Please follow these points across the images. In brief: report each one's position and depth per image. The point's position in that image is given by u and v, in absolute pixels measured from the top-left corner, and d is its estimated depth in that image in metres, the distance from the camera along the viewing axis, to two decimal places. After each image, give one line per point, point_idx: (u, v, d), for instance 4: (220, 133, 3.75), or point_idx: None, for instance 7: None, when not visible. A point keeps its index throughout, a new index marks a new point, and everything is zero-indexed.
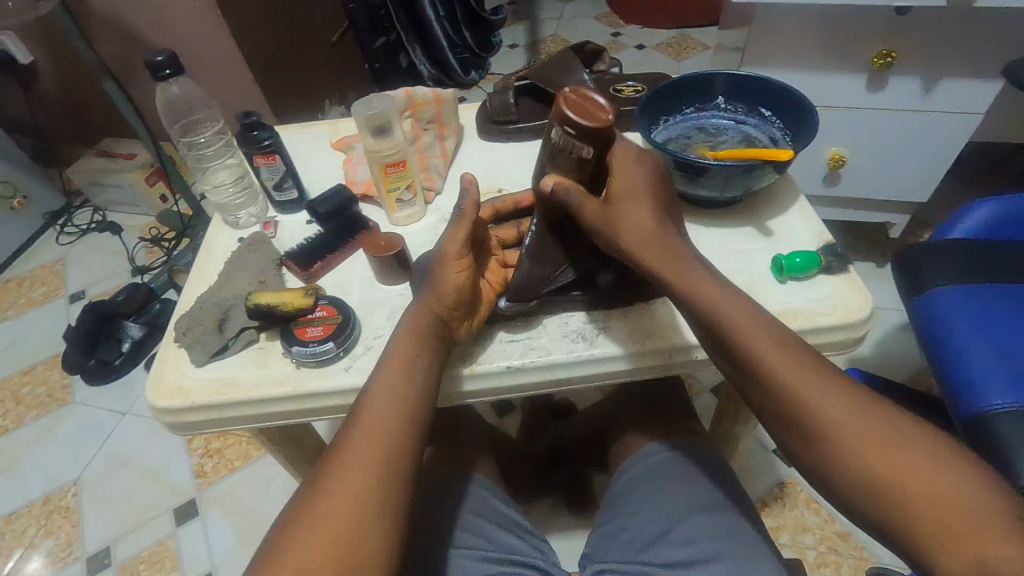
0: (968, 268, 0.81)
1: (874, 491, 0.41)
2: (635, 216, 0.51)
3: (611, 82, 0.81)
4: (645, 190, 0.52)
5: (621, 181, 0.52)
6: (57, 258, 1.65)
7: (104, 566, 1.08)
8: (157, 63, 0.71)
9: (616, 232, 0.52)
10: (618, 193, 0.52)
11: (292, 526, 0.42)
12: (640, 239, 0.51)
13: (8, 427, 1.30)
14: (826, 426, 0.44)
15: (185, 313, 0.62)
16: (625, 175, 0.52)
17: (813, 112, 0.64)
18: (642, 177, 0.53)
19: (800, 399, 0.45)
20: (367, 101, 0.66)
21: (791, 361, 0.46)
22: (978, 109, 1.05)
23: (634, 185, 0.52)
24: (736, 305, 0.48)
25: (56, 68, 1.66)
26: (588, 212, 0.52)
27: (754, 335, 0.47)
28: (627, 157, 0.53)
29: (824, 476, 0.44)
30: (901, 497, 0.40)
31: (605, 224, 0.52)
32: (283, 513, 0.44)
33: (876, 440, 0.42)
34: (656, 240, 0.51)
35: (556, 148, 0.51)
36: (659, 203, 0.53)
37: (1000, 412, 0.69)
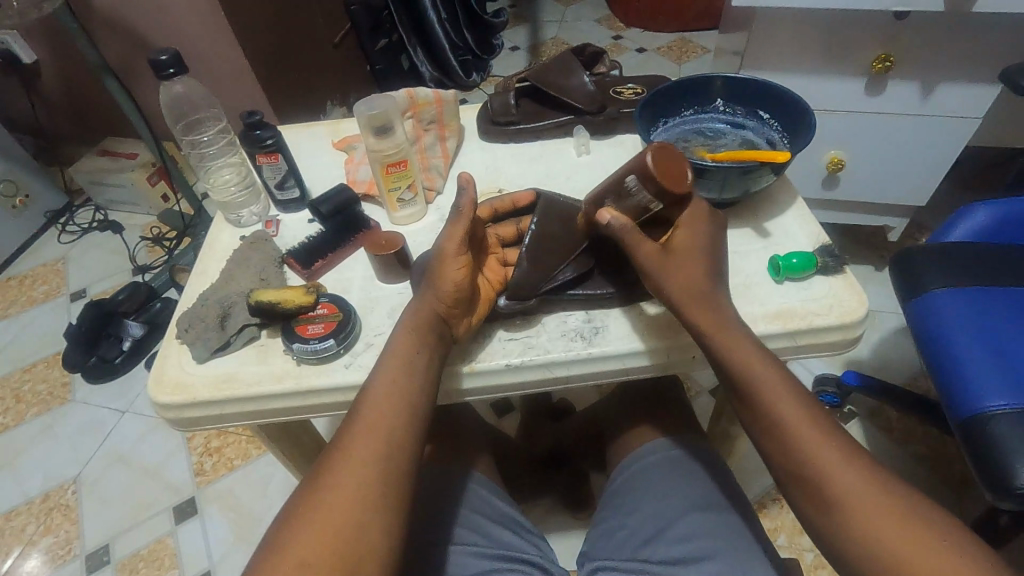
0: (965, 271, 0.82)
1: (853, 522, 0.44)
2: (687, 268, 0.53)
3: (611, 85, 0.82)
4: (705, 254, 0.54)
5: (682, 235, 0.54)
6: (58, 256, 1.66)
7: (103, 563, 1.09)
8: (162, 63, 0.72)
9: (664, 274, 0.52)
10: (676, 243, 0.54)
11: (296, 518, 0.43)
12: (685, 289, 0.52)
13: (9, 424, 1.30)
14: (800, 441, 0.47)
15: (186, 310, 0.63)
16: (688, 229, 0.55)
17: (811, 114, 0.64)
18: (699, 235, 0.55)
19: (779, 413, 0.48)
20: (369, 101, 0.66)
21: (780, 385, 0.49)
22: (975, 114, 1.06)
23: (693, 242, 0.54)
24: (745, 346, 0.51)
25: (59, 66, 1.66)
26: (642, 255, 0.53)
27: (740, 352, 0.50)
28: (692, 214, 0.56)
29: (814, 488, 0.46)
30: (875, 532, 0.43)
31: (658, 265, 0.52)
32: (285, 507, 0.44)
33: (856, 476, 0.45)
34: (701, 292, 0.52)
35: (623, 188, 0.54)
36: (711, 256, 0.55)
37: (997, 413, 0.69)
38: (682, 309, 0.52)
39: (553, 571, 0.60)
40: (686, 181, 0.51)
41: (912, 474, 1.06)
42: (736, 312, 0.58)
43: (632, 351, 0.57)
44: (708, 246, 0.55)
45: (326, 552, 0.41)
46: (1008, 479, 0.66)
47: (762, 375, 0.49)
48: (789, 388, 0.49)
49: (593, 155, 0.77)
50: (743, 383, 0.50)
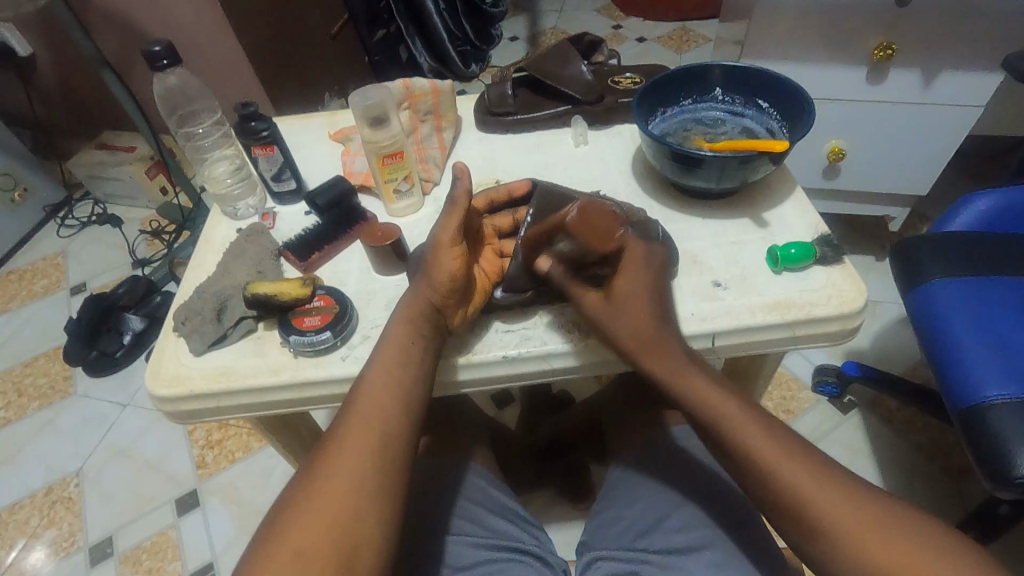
0: (965, 261, 0.81)
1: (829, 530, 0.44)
2: (634, 317, 0.53)
3: (609, 74, 0.81)
4: (649, 297, 0.53)
5: (625, 279, 0.53)
6: (57, 250, 1.66)
7: (106, 556, 1.09)
8: (155, 54, 0.71)
9: (612, 322, 0.53)
10: (618, 290, 0.53)
11: (290, 509, 0.43)
12: (636, 339, 0.52)
13: (10, 418, 1.31)
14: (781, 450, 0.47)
15: (183, 303, 0.62)
16: (629, 274, 0.53)
17: (810, 103, 0.64)
18: (643, 277, 0.54)
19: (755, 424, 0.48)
20: (364, 92, 0.66)
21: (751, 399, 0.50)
22: (977, 102, 1.05)
23: (635, 288, 0.53)
24: (703, 378, 0.51)
25: (55, 59, 1.65)
26: (587, 306, 0.54)
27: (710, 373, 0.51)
28: (635, 258, 0.54)
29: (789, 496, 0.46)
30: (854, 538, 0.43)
31: (603, 313, 0.53)
32: (280, 499, 0.44)
33: (826, 486, 0.45)
34: (650, 339, 0.52)
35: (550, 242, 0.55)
36: (658, 293, 0.54)
37: (996, 403, 0.69)
38: (639, 357, 0.53)
39: (551, 560, 0.60)
40: (609, 239, 0.53)
41: (911, 464, 1.06)
42: (734, 304, 0.57)
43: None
44: (655, 286, 0.54)
45: (321, 541, 0.41)
46: (1005, 469, 0.66)
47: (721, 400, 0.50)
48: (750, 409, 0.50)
49: (591, 145, 0.76)
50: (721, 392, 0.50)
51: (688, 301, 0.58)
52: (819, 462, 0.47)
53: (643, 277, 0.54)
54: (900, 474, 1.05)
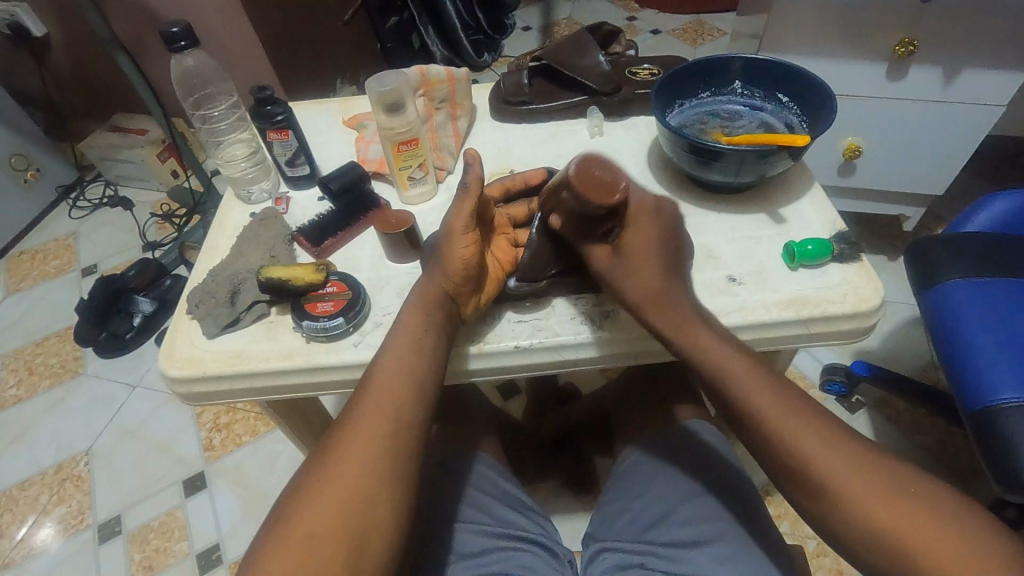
0: (982, 262, 0.80)
1: (857, 518, 0.43)
2: (644, 272, 0.53)
3: (626, 65, 0.80)
4: (656, 250, 0.54)
5: (633, 234, 0.54)
6: (69, 232, 1.67)
7: (115, 534, 1.11)
8: (172, 35, 0.70)
9: (624, 277, 0.53)
10: (629, 245, 0.53)
11: (303, 491, 0.43)
12: (645, 297, 0.52)
13: (22, 396, 1.33)
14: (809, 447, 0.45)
15: (197, 285, 0.63)
16: (637, 228, 0.54)
17: (831, 98, 0.63)
18: (653, 231, 0.54)
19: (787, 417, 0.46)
20: (380, 78, 0.65)
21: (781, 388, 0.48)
22: (999, 101, 1.03)
23: (645, 245, 0.53)
24: (726, 352, 0.50)
25: (69, 40, 1.66)
26: (596, 258, 0.55)
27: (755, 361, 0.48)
28: (644, 210, 0.54)
29: (818, 482, 0.44)
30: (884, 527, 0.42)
31: (614, 270, 0.54)
32: (293, 481, 0.45)
33: (857, 471, 0.44)
34: (661, 294, 0.52)
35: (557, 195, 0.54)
36: (667, 249, 0.54)
37: (1008, 406, 0.69)
38: (642, 313, 0.52)
39: (558, 550, 0.60)
40: (612, 196, 0.49)
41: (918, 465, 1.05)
42: (748, 298, 0.57)
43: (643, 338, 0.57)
44: (665, 238, 0.55)
45: (334, 524, 0.41)
46: (1016, 472, 0.65)
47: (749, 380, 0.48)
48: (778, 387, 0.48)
49: (606, 137, 0.76)
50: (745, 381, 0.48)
51: (702, 296, 0.58)
52: (854, 445, 0.45)
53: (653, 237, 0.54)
54: None
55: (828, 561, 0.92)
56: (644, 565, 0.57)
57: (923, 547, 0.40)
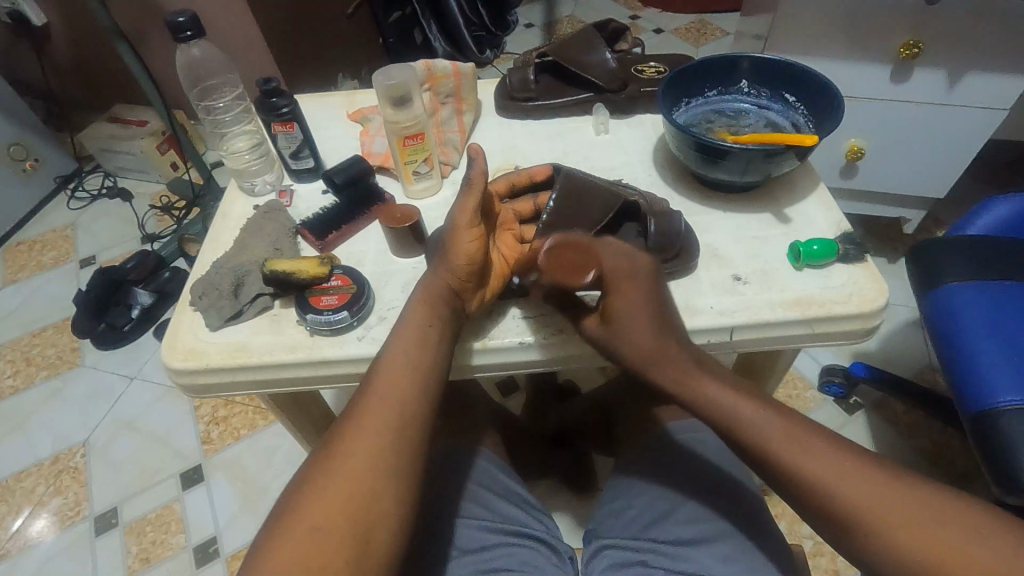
0: (985, 265, 0.81)
1: (860, 523, 0.43)
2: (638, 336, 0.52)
3: (633, 63, 0.80)
4: (645, 314, 0.52)
5: (618, 302, 0.52)
6: (67, 222, 1.66)
7: (111, 526, 1.11)
8: (179, 24, 0.70)
9: (618, 344, 0.53)
10: (614, 312, 0.52)
11: (308, 484, 0.43)
12: (645, 355, 0.52)
13: (19, 386, 1.32)
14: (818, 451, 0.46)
15: (200, 277, 0.62)
16: (623, 295, 0.52)
17: (839, 98, 0.63)
18: (637, 296, 0.52)
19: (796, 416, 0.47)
20: (387, 71, 0.65)
21: None
22: (1002, 105, 1.03)
23: (632, 312, 0.51)
24: None
25: (70, 29, 1.65)
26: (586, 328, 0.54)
27: None
28: (628, 275, 0.52)
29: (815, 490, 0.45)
30: (893, 533, 0.42)
31: (604, 335, 0.53)
32: (298, 474, 0.45)
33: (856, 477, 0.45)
34: (657, 356, 0.52)
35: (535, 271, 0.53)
36: (659, 307, 0.53)
37: (1007, 409, 0.69)
38: (646, 371, 0.53)
39: (560, 547, 0.60)
40: (581, 278, 0.50)
41: (915, 467, 1.06)
42: (753, 297, 0.57)
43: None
44: (656, 302, 0.53)
45: (337, 519, 0.41)
46: (1015, 474, 0.66)
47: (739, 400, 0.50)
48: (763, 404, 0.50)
49: (612, 134, 0.76)
50: None
51: (707, 294, 0.58)
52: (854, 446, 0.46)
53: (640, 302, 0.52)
54: None
55: (825, 561, 0.93)
56: (645, 563, 0.58)
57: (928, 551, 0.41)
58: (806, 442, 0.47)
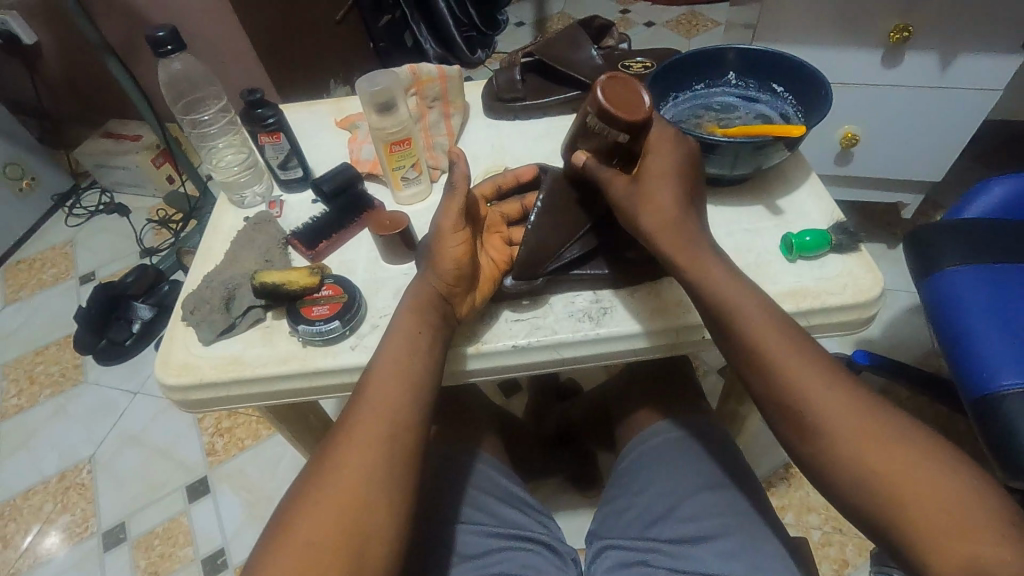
0: (982, 249, 0.80)
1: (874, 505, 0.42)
2: (660, 198, 0.52)
3: (619, 58, 0.79)
4: (678, 179, 0.53)
5: (653, 160, 0.53)
6: (66, 239, 1.66)
7: (119, 541, 1.11)
8: (160, 39, 0.70)
9: (640, 210, 0.52)
10: (647, 171, 0.53)
11: (300, 499, 0.43)
12: (660, 220, 0.52)
13: (23, 406, 1.32)
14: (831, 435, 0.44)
15: (192, 291, 0.62)
16: (659, 152, 0.53)
17: (827, 88, 0.62)
18: (672, 159, 0.53)
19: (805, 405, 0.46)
20: (370, 78, 0.64)
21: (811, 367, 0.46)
22: (995, 86, 1.03)
23: (666, 168, 0.53)
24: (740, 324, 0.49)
25: (60, 46, 1.65)
26: (614, 187, 0.54)
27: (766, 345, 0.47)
28: (662, 137, 0.53)
29: (824, 482, 0.44)
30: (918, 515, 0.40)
31: (633, 200, 0.53)
32: (291, 487, 0.44)
33: (878, 461, 0.42)
34: (675, 221, 0.51)
35: (587, 126, 0.54)
36: (688, 184, 0.54)
37: (1009, 392, 0.69)
38: (655, 238, 0.52)
39: (562, 549, 0.60)
40: (640, 104, 0.50)
41: None
42: None
43: (653, 332, 0.56)
44: (686, 173, 0.54)
45: (332, 530, 0.41)
46: (1019, 458, 0.65)
47: (782, 359, 0.47)
48: (814, 366, 0.46)
49: None
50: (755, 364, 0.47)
51: None
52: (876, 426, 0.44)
53: (673, 162, 0.53)
54: None
55: (833, 551, 0.92)
56: (646, 562, 0.57)
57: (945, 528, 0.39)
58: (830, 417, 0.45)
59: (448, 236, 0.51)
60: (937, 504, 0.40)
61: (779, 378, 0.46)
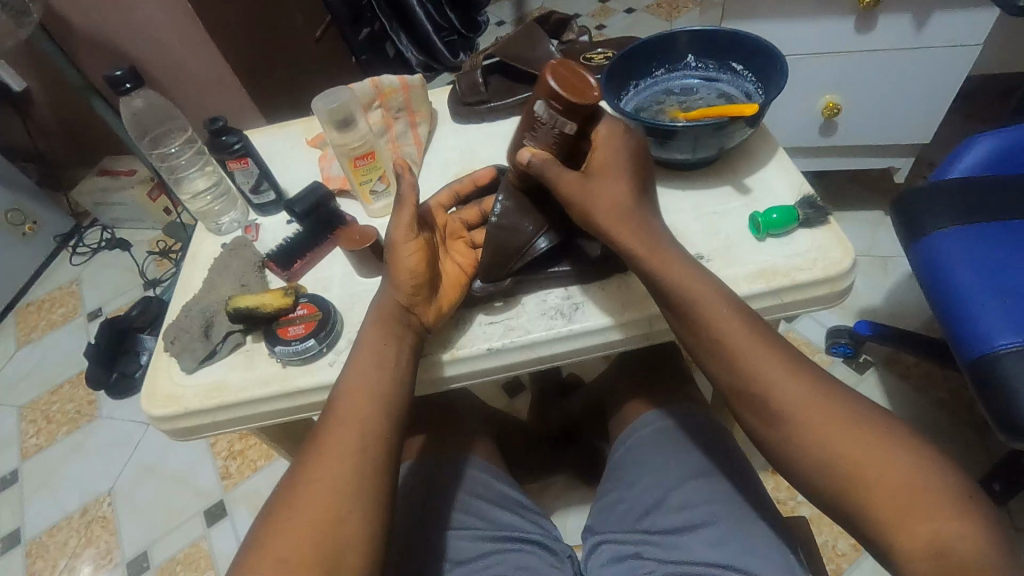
0: (967, 209, 0.79)
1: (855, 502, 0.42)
2: (609, 190, 0.51)
3: (581, 51, 0.79)
4: (628, 166, 0.52)
5: (602, 153, 0.52)
6: (72, 279, 1.69)
7: (143, 569, 1.13)
8: (117, 78, 0.72)
9: (587, 199, 0.51)
10: (596, 165, 0.52)
11: (273, 516, 0.43)
12: (613, 213, 0.51)
13: (42, 445, 1.35)
14: (804, 434, 0.44)
15: (172, 322, 0.63)
16: (606, 146, 0.52)
17: (783, 62, 0.61)
18: (621, 149, 0.52)
19: (774, 394, 0.45)
20: (327, 93, 0.64)
21: (771, 362, 0.46)
22: (975, 41, 1.00)
23: (614, 161, 0.52)
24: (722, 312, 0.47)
25: (48, 91, 1.68)
26: (565, 184, 0.51)
27: (736, 336, 0.47)
28: (612, 133, 0.53)
29: (806, 471, 0.44)
30: (897, 519, 0.40)
31: (582, 192, 0.51)
32: (267, 502, 0.45)
33: (851, 449, 0.42)
34: (626, 213, 0.51)
35: (536, 120, 0.52)
36: (639, 182, 0.53)
37: (1005, 351, 0.67)
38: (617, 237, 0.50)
39: (557, 548, 0.61)
40: (591, 91, 0.49)
41: (930, 419, 1.04)
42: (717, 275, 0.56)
43: (626, 322, 0.56)
44: (632, 168, 0.53)
45: (304, 545, 0.41)
46: (1019, 417, 0.64)
47: (757, 362, 0.46)
48: (775, 363, 0.46)
49: None
50: (726, 356, 0.47)
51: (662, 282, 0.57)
52: (853, 435, 0.43)
53: (621, 154, 0.52)
54: (921, 431, 1.03)
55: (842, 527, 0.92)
56: (640, 555, 0.58)
57: (925, 531, 0.39)
58: (807, 416, 0.44)
59: (401, 247, 0.51)
60: (916, 487, 0.40)
61: (747, 370, 0.46)
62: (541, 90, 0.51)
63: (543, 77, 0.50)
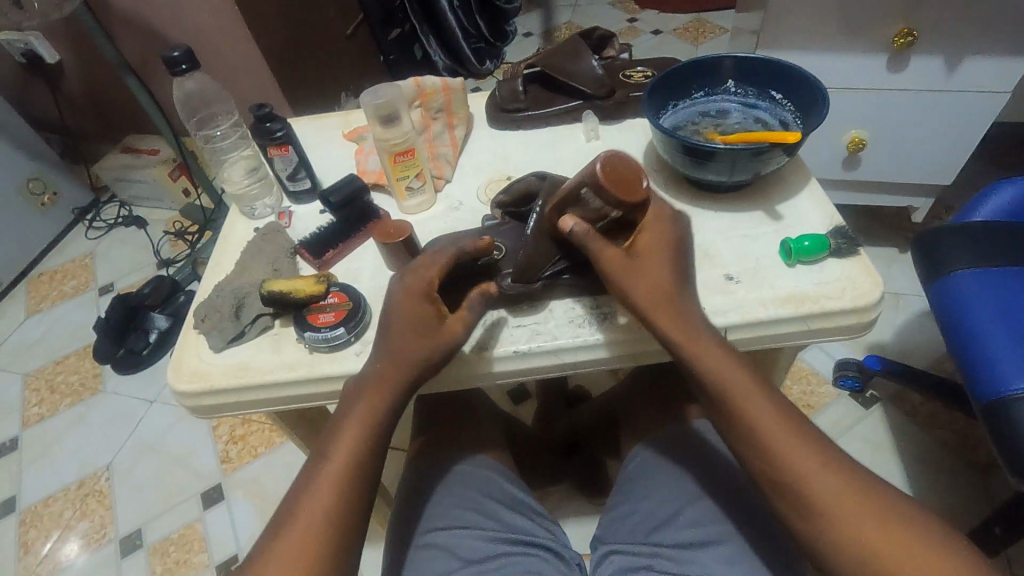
0: (990, 252, 0.79)
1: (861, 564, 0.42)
2: (653, 272, 0.52)
3: (620, 68, 0.81)
4: (670, 255, 0.53)
5: (647, 237, 0.53)
6: (86, 252, 1.71)
7: (136, 547, 1.13)
8: (174, 58, 0.73)
9: (631, 278, 0.51)
10: (641, 247, 0.53)
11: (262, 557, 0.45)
12: (654, 296, 0.51)
13: (44, 414, 1.36)
14: (811, 494, 0.45)
15: (202, 301, 0.64)
16: (652, 231, 0.54)
17: (824, 94, 0.63)
18: (665, 235, 0.54)
19: (782, 448, 0.46)
20: (374, 89, 0.65)
21: (779, 420, 0.48)
22: (1004, 88, 1.02)
23: (657, 246, 0.53)
24: (730, 368, 0.50)
25: (81, 65, 1.70)
26: (610, 261, 0.52)
27: (751, 400, 0.48)
28: (654, 218, 0.54)
29: (814, 532, 0.45)
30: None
31: (625, 270, 0.51)
32: (259, 538, 0.47)
33: (846, 493, 0.44)
34: (667, 300, 0.51)
35: (578, 196, 0.52)
36: (678, 260, 0.54)
37: (1020, 396, 0.68)
38: (653, 317, 0.51)
39: (567, 555, 0.61)
40: (638, 188, 0.50)
41: (935, 460, 1.04)
42: (746, 297, 0.57)
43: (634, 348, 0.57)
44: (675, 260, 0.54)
45: (302, 568, 0.44)
46: None
47: (765, 422, 0.47)
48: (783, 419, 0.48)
49: (603, 140, 0.76)
50: (737, 415, 0.48)
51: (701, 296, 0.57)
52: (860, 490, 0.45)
53: (666, 241, 0.54)
54: (924, 470, 1.03)
55: None
56: (649, 567, 0.58)
57: None
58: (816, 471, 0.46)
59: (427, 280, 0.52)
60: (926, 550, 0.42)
61: (749, 426, 0.48)
62: (588, 173, 0.50)
63: (593, 163, 0.50)
